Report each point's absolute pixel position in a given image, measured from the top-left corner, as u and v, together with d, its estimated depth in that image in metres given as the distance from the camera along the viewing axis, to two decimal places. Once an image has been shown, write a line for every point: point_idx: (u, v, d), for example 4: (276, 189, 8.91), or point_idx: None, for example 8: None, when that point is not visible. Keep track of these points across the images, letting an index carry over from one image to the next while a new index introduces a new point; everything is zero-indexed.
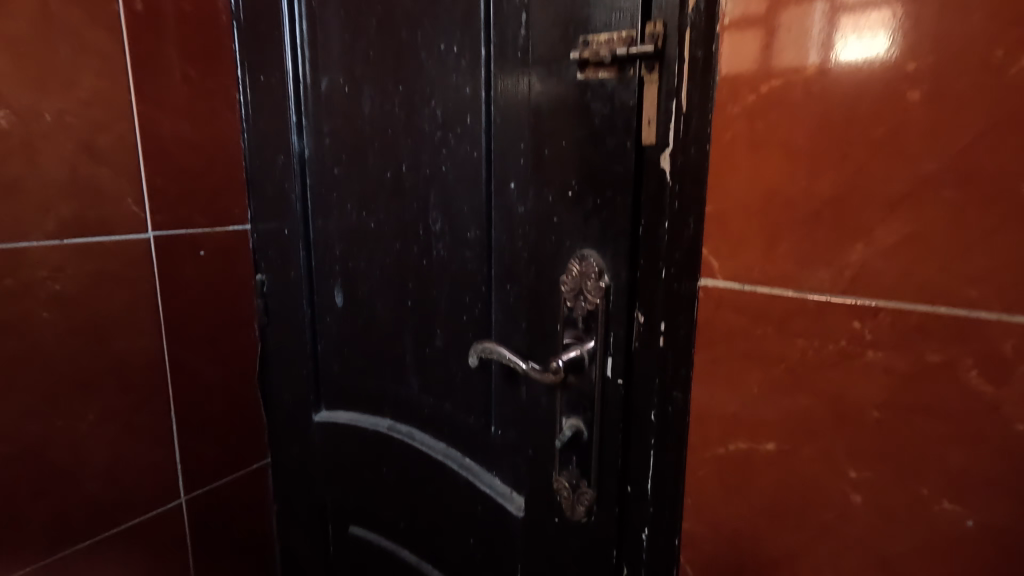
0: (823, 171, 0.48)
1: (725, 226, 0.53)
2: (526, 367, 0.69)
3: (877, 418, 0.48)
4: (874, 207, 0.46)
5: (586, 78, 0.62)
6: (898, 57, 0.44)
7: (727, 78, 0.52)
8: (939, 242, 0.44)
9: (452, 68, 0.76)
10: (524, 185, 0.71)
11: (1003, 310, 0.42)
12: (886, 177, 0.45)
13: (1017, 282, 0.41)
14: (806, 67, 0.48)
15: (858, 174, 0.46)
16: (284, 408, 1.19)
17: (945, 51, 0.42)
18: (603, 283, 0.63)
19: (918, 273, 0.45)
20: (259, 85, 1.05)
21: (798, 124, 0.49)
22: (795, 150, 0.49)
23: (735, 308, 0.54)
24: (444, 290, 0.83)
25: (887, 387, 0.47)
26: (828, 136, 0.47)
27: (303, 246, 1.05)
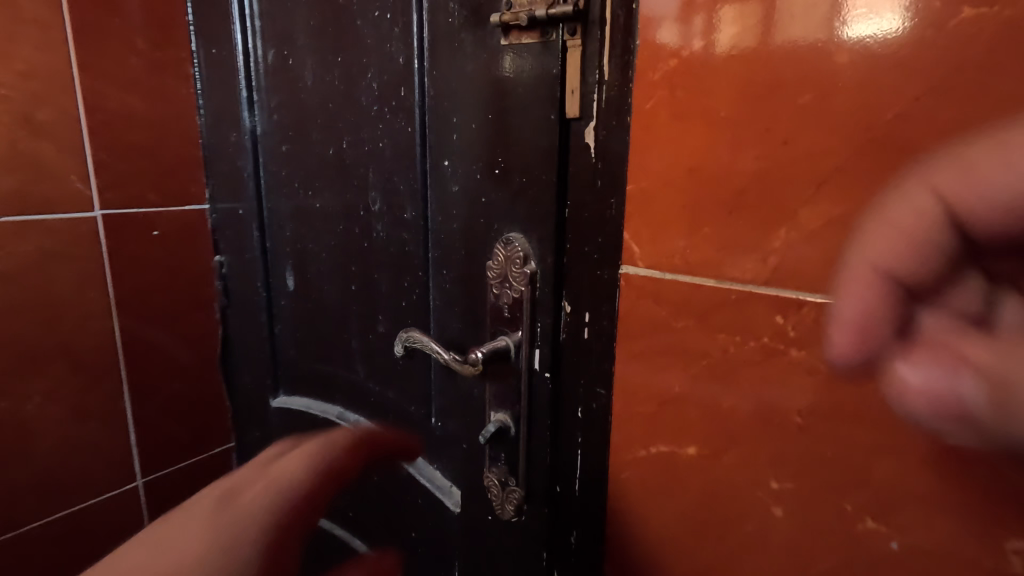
0: (745, 145, 0.42)
1: (647, 207, 0.48)
2: (449, 357, 0.64)
3: (800, 424, 0.43)
4: (800, 187, 0.40)
5: (510, 44, 0.56)
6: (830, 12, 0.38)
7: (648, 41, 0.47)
8: None
9: (386, 36, 0.71)
10: (456, 163, 0.65)
11: None
12: (812, 152, 0.40)
13: None
14: (732, 26, 0.42)
15: (783, 148, 0.41)
16: (244, 392, 1.16)
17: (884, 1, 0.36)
18: (529, 269, 0.58)
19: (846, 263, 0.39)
20: (211, 58, 1.01)
21: (721, 91, 0.43)
22: (718, 123, 0.43)
23: (657, 298, 0.49)
24: (385, 274, 0.79)
25: (811, 389, 0.42)
26: (752, 105, 0.42)
27: (256, 227, 1.01)
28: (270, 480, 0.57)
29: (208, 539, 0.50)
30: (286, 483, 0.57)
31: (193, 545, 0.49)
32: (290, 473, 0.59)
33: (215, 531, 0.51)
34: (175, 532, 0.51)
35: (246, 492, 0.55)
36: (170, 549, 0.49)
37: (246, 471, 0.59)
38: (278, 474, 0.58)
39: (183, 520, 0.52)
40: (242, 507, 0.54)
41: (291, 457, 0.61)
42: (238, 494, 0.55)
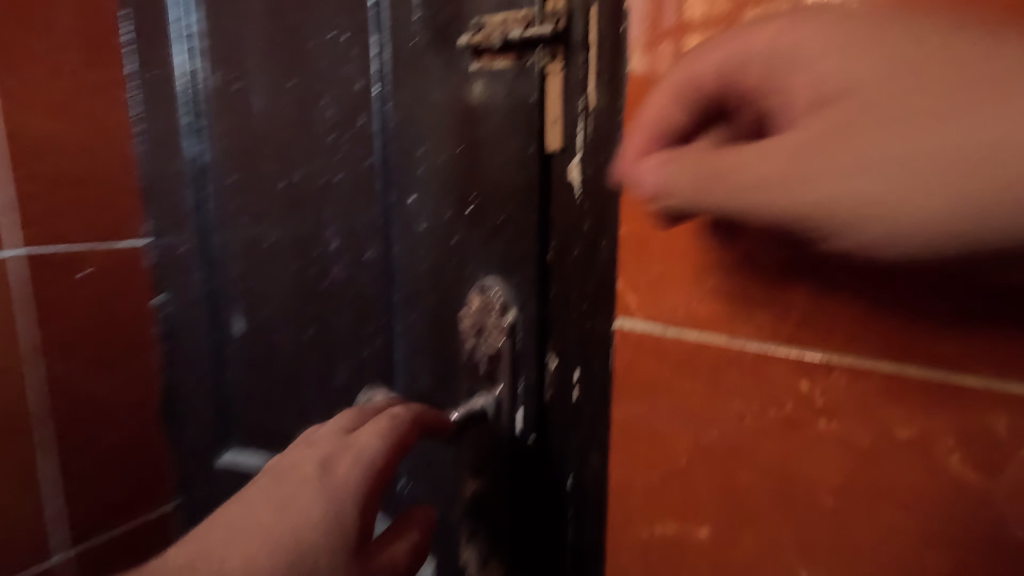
0: None
1: (641, 253, 0.42)
2: None
3: (834, 505, 0.37)
4: None
5: (480, 67, 0.50)
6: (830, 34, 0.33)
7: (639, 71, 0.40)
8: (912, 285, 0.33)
9: (341, 59, 0.64)
10: (423, 198, 0.59)
11: (991, 376, 0.32)
12: None
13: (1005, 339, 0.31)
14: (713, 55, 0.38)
15: None
16: (186, 447, 1.03)
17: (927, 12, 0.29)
18: (508, 320, 0.52)
19: (879, 324, 0.34)
20: (152, 80, 0.90)
21: None
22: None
23: (658, 357, 0.42)
24: (344, 318, 0.71)
25: (846, 467, 0.36)
26: None
27: (201, 266, 0.91)
28: (367, 436, 0.46)
29: (321, 506, 0.41)
30: (383, 437, 0.46)
31: (312, 515, 0.40)
32: (369, 436, 0.46)
33: (328, 504, 0.41)
34: (281, 496, 0.42)
35: (326, 439, 0.46)
36: (285, 519, 0.40)
37: (327, 428, 0.48)
38: (372, 437, 0.46)
39: (284, 485, 0.42)
40: (345, 481, 0.43)
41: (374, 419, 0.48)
42: (319, 443, 0.46)
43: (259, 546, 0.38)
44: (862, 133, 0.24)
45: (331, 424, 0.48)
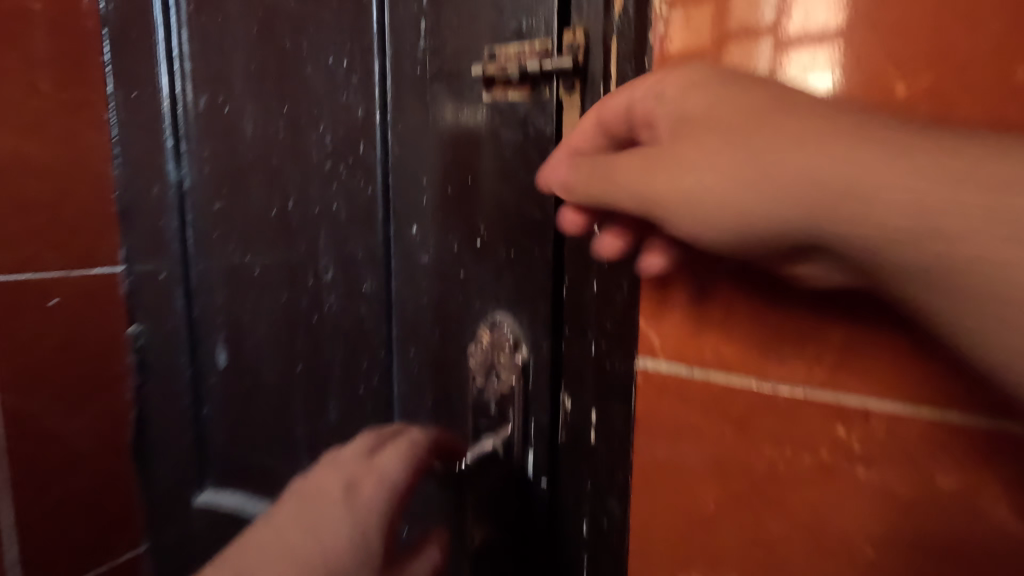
0: None
1: (666, 291, 0.41)
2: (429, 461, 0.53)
3: (872, 556, 0.36)
4: None
5: (493, 98, 0.50)
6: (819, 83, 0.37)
7: None
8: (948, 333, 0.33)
9: (341, 86, 0.62)
10: (426, 229, 0.57)
11: (987, 418, 0.32)
12: None
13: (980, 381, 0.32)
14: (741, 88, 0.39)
15: None
16: (160, 486, 0.97)
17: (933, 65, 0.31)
18: (520, 358, 0.50)
19: (911, 368, 0.34)
20: (132, 102, 0.87)
21: None
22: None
23: (685, 399, 0.41)
24: (337, 353, 0.68)
25: (884, 515, 0.35)
26: None
27: (181, 294, 0.87)
28: (391, 455, 0.46)
29: (350, 533, 0.42)
30: (405, 461, 0.47)
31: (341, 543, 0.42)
32: (393, 457, 0.46)
33: (356, 532, 0.42)
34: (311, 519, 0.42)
35: (350, 455, 0.46)
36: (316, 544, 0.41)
37: (347, 439, 0.48)
38: (394, 461, 0.46)
39: (312, 507, 0.43)
40: (370, 509, 0.44)
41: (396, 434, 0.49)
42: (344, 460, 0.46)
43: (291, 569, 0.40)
44: (703, 162, 0.31)
45: (352, 432, 0.48)
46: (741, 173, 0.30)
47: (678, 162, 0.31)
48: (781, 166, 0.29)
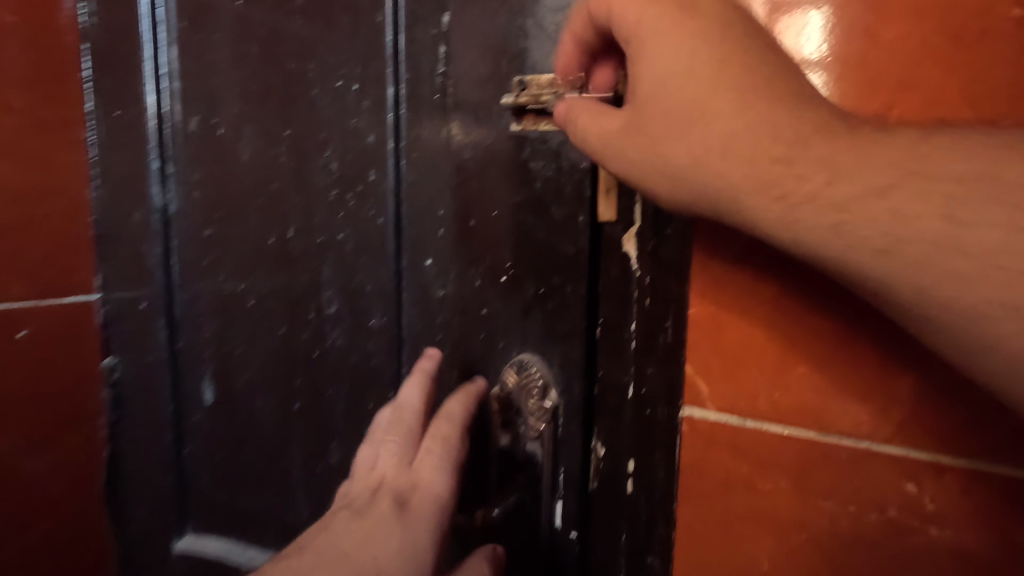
0: None
1: (717, 336, 0.39)
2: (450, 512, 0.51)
3: None
4: None
5: (523, 129, 0.48)
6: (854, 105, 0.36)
7: None
8: None
9: (350, 111, 0.59)
10: (443, 263, 0.54)
11: (1010, 467, 0.32)
12: None
13: (986, 432, 0.32)
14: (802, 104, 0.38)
15: None
16: (132, 533, 0.89)
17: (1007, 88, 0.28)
18: (549, 402, 0.47)
19: (973, 424, 0.32)
20: (115, 122, 0.81)
21: None
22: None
23: (737, 450, 0.39)
24: (340, 390, 0.64)
25: None
26: None
27: (164, 324, 0.81)
28: (432, 466, 0.46)
29: (404, 546, 0.42)
30: (445, 468, 0.46)
31: (391, 554, 0.41)
32: (433, 467, 0.46)
33: (406, 545, 0.42)
34: (360, 531, 0.42)
35: (395, 474, 0.47)
36: (367, 553, 0.41)
37: (389, 456, 0.49)
38: (435, 473, 0.46)
39: (360, 521, 0.43)
40: (419, 521, 0.44)
41: (428, 436, 0.48)
42: (390, 480, 0.47)
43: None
44: (686, 142, 0.33)
45: (393, 445, 0.49)
46: (640, 129, 0.35)
47: (659, 142, 0.34)
48: (702, 138, 0.32)
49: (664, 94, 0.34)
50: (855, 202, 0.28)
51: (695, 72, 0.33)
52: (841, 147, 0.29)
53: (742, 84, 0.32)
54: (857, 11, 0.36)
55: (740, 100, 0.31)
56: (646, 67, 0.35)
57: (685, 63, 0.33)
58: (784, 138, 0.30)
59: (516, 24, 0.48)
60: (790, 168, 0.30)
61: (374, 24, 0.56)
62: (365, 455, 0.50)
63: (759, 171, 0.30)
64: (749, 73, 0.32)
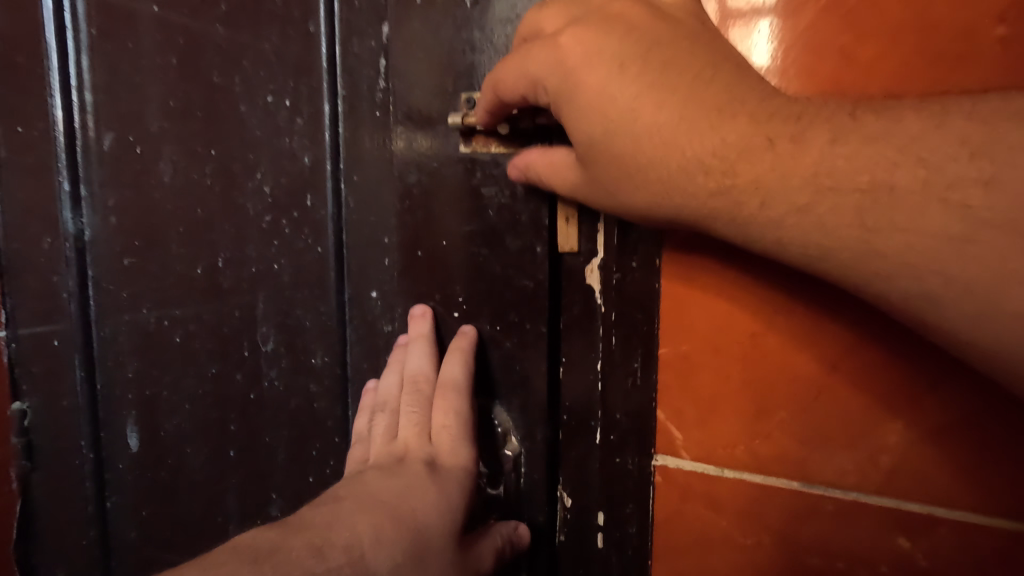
0: (827, 324, 0.34)
1: (689, 379, 0.38)
2: None
3: None
4: (913, 375, 0.33)
5: (473, 150, 0.44)
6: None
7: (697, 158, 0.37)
8: (999, 445, 0.31)
9: (283, 129, 0.54)
10: (390, 296, 0.49)
11: (996, 516, 0.32)
12: (922, 351, 0.33)
13: (969, 481, 0.32)
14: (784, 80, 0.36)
15: (883, 340, 0.33)
16: None
17: (976, 121, 0.26)
18: (509, 450, 0.44)
19: (957, 472, 0.32)
20: (16, 140, 0.70)
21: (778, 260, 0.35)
22: (790, 291, 0.35)
23: (716, 501, 0.38)
24: (280, 436, 0.58)
25: None
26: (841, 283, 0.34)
27: (80, 365, 0.70)
28: (451, 433, 0.42)
29: (439, 508, 0.39)
30: (466, 441, 0.42)
31: (432, 512, 0.38)
32: (453, 435, 0.42)
33: (445, 508, 0.39)
34: (395, 488, 0.39)
35: (415, 442, 0.43)
36: (407, 510, 0.38)
37: (406, 423, 0.44)
38: (456, 444, 0.42)
39: (391, 479, 0.40)
40: (452, 486, 0.40)
41: (440, 410, 0.43)
42: (412, 449, 0.42)
43: (389, 531, 0.36)
44: (648, 177, 0.33)
45: (408, 412, 0.44)
46: (597, 172, 0.35)
47: (621, 178, 0.34)
48: (663, 169, 0.32)
49: (595, 149, 0.34)
50: (791, 208, 0.30)
51: (611, 118, 0.33)
52: (767, 169, 0.30)
53: (662, 121, 0.32)
54: (819, 37, 0.35)
55: (663, 140, 0.32)
56: (570, 122, 0.35)
57: (600, 113, 0.33)
58: (716, 172, 0.31)
59: (463, 36, 0.44)
60: (733, 186, 0.30)
61: (307, 35, 0.51)
62: (382, 424, 0.46)
63: (712, 204, 0.31)
64: (662, 110, 0.32)
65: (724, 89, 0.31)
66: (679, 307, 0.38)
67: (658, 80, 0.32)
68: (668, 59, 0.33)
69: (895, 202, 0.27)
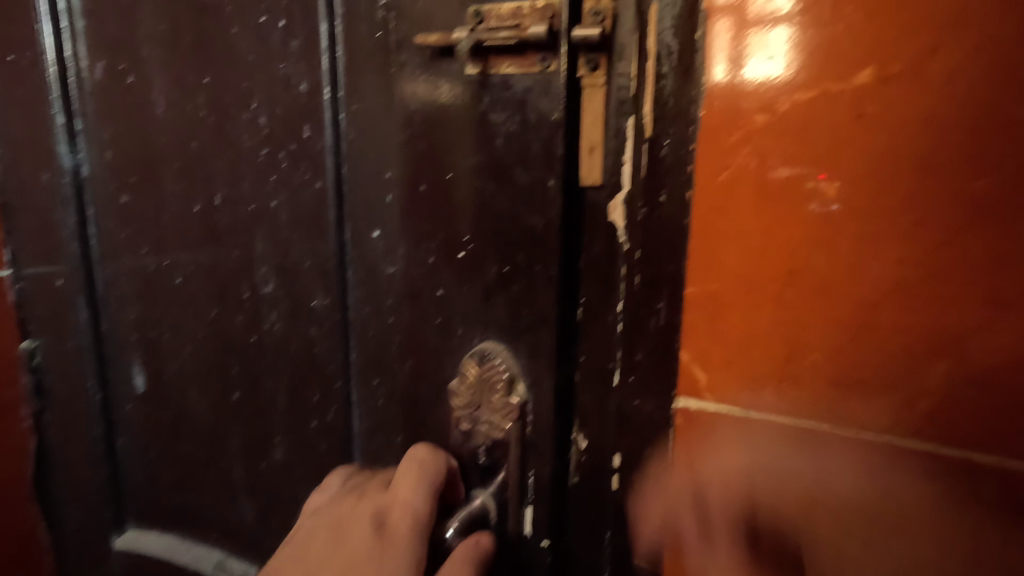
0: (874, 253, 0.31)
1: (714, 319, 0.35)
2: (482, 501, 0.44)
3: None
4: (968, 312, 0.29)
5: (482, 72, 0.40)
6: (826, 75, 0.30)
7: (728, 83, 0.32)
8: None
9: (279, 52, 0.49)
10: (392, 236, 0.46)
11: None
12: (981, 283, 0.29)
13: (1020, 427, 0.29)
14: None
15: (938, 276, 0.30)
16: (59, 538, 0.79)
17: None
18: (515, 398, 0.42)
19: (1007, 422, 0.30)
20: (5, 69, 0.66)
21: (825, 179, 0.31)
22: (837, 218, 0.31)
23: (738, 446, 0.36)
24: (281, 381, 0.57)
25: None
26: (894, 213, 0.30)
27: (84, 305, 0.69)
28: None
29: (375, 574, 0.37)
30: (422, 490, 0.41)
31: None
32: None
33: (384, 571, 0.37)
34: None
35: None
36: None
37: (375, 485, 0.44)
38: (410, 492, 0.41)
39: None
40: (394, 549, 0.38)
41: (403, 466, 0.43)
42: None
43: None
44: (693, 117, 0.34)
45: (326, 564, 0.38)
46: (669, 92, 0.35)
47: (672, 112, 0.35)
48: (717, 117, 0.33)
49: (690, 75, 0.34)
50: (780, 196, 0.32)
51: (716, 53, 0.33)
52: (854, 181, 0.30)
53: (828, 169, 0.31)
54: None
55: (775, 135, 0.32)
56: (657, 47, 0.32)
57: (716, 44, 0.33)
58: (786, 240, 0.32)
59: None
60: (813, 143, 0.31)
61: None
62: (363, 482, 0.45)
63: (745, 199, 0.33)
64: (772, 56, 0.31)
65: (886, 127, 0.30)
66: (707, 238, 0.34)
67: (803, 135, 0.31)
68: (886, 98, 0.29)
69: (838, 213, 0.31)
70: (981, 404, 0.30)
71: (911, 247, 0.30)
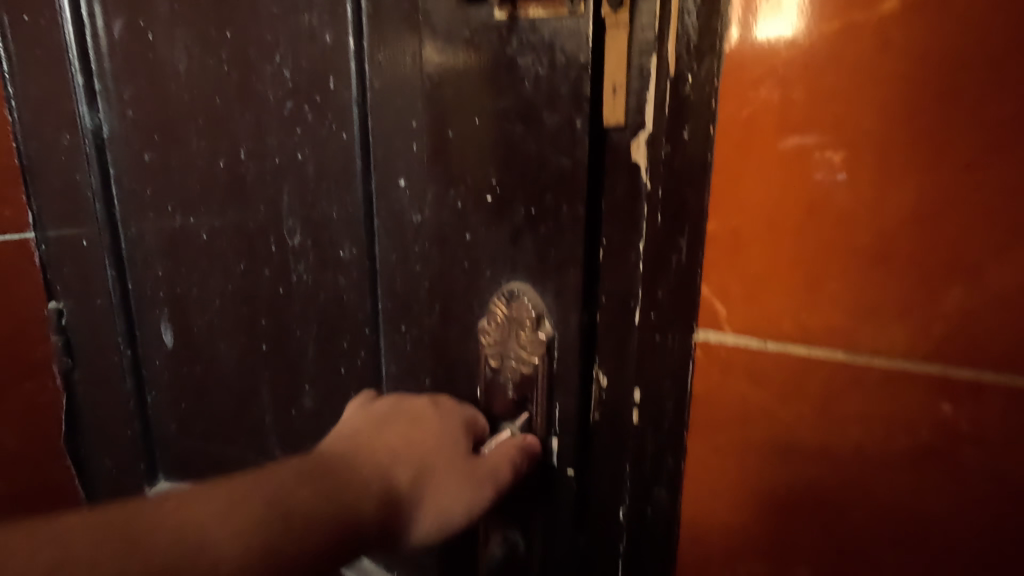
0: (893, 187, 0.32)
1: (736, 252, 0.37)
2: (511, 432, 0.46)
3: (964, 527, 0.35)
4: (983, 239, 0.31)
5: (511, 16, 0.41)
6: (851, 4, 0.31)
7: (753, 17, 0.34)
8: None
9: (302, 4, 0.50)
10: (419, 183, 0.48)
11: None
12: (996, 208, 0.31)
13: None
14: None
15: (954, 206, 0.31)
16: (93, 491, 0.83)
17: None
18: (542, 333, 0.44)
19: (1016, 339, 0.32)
20: (23, 29, 0.66)
21: (845, 114, 0.32)
22: (856, 157, 0.33)
23: (756, 376, 0.38)
24: (309, 330, 0.59)
25: (975, 484, 0.34)
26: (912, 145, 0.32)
27: (110, 264, 0.71)
28: (416, 471, 0.43)
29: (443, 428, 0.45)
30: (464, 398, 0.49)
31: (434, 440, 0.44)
32: (409, 479, 0.42)
33: (447, 427, 0.45)
34: (342, 470, 0.41)
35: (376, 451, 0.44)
36: (343, 481, 0.40)
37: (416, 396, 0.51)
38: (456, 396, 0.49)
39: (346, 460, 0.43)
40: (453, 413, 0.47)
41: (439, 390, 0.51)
42: (369, 455, 0.43)
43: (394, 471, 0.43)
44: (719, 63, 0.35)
45: (392, 423, 0.45)
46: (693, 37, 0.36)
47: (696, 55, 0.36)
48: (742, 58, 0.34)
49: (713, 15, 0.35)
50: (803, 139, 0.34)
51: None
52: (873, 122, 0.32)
53: (848, 113, 0.32)
54: None
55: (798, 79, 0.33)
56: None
57: None
58: (808, 182, 0.34)
59: None
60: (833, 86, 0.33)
61: None
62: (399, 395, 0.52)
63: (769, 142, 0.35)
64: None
65: (902, 68, 0.31)
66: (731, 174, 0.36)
67: (820, 80, 0.33)
68: (904, 34, 0.31)
69: (859, 154, 0.33)
70: (991, 324, 0.32)
71: (928, 181, 0.32)
